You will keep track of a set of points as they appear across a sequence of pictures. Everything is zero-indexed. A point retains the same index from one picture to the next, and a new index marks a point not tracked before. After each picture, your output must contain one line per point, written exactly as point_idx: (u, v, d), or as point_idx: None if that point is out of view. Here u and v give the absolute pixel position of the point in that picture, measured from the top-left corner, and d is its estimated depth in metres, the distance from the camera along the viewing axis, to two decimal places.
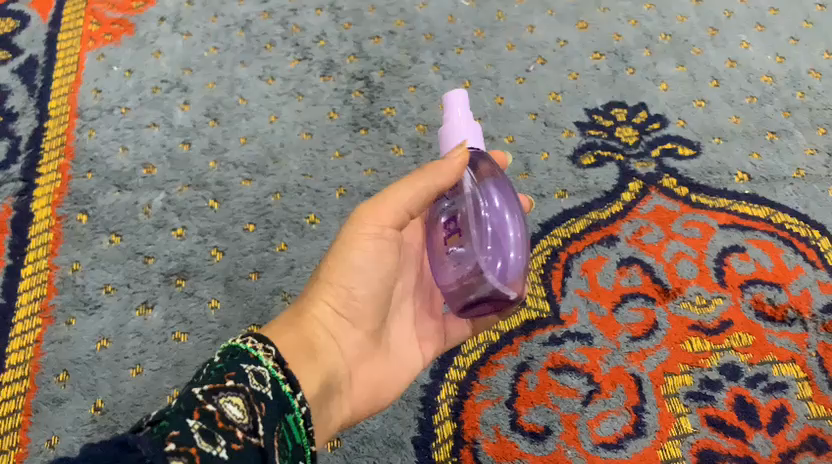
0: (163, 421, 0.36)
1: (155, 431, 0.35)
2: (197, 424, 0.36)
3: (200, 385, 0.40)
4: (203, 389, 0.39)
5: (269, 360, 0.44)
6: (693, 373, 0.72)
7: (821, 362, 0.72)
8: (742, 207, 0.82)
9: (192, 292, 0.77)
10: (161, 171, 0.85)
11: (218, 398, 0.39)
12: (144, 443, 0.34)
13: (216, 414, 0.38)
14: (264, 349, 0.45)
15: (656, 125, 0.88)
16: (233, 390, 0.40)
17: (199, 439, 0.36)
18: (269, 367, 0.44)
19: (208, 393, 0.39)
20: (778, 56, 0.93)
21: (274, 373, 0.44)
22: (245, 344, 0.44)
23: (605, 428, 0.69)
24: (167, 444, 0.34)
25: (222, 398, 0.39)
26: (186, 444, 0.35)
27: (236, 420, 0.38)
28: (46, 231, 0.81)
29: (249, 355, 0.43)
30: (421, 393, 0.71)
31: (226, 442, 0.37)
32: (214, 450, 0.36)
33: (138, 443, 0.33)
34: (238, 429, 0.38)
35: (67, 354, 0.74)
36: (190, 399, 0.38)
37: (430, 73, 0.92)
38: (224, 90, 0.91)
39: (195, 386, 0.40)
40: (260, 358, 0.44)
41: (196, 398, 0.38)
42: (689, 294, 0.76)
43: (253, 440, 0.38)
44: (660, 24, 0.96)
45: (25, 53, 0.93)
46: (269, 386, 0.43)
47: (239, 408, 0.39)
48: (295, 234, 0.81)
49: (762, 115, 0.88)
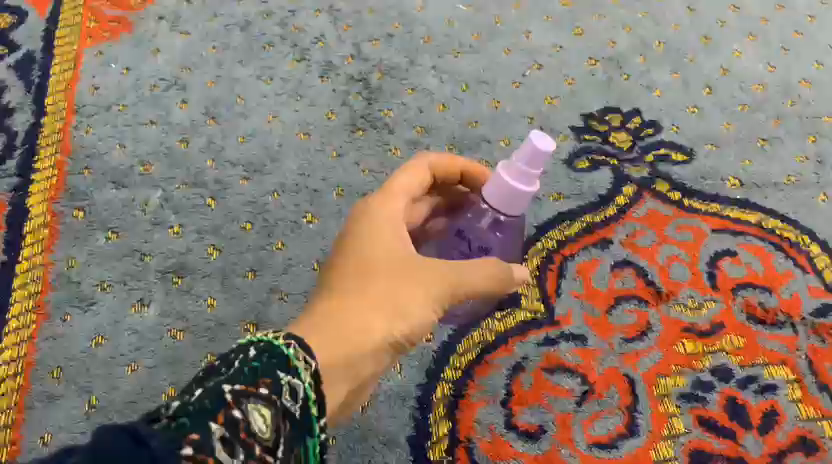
0: (185, 418, 0.36)
1: (172, 428, 0.35)
2: (220, 431, 0.36)
3: (232, 384, 0.39)
4: (234, 390, 0.38)
5: (307, 374, 0.42)
6: (686, 374, 0.73)
7: (811, 365, 0.73)
8: (734, 213, 0.83)
9: (189, 290, 0.77)
10: (159, 169, 0.85)
11: (248, 404, 0.38)
12: (159, 439, 0.33)
13: (241, 423, 0.37)
14: (304, 360, 0.43)
15: (650, 130, 0.89)
16: (264, 399, 0.39)
17: (218, 449, 0.35)
18: (306, 383, 0.42)
19: (239, 396, 0.38)
20: (770, 65, 0.94)
21: (309, 393, 0.42)
22: (287, 346, 0.42)
23: (599, 428, 0.70)
24: (184, 446, 0.34)
25: (251, 406, 0.38)
26: (204, 452, 0.34)
27: (259, 435, 0.38)
28: (42, 227, 0.80)
29: (289, 364, 0.42)
30: (416, 392, 0.71)
31: (244, 458, 0.36)
32: (229, 463, 0.36)
33: (152, 438, 0.33)
34: (258, 446, 0.37)
35: (62, 351, 0.74)
36: (218, 398, 0.37)
37: (428, 76, 0.93)
38: (223, 90, 0.91)
39: (228, 381, 0.39)
40: (299, 369, 0.42)
41: (226, 398, 0.38)
42: (682, 296, 0.77)
43: (269, 461, 0.38)
44: (656, 31, 0.97)
45: (22, 49, 0.93)
46: (299, 403, 0.41)
47: (265, 421, 0.38)
48: (292, 232, 0.81)
49: (754, 122, 0.90)
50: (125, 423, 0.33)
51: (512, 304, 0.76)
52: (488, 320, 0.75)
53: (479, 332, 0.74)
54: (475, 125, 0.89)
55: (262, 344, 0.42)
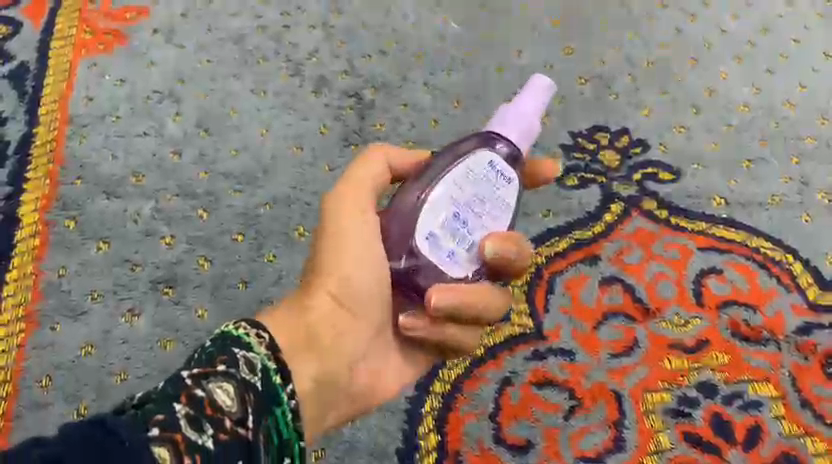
0: (149, 403, 0.38)
1: (137, 415, 0.37)
2: (184, 410, 0.39)
3: (191, 369, 0.41)
4: (194, 374, 0.41)
5: (262, 347, 0.44)
6: (672, 390, 0.74)
7: (794, 382, 0.74)
8: (719, 231, 0.84)
9: (179, 300, 0.78)
10: (152, 179, 0.85)
11: (207, 383, 0.41)
12: (123, 426, 0.36)
13: (204, 400, 0.40)
14: (256, 335, 0.45)
15: (638, 149, 0.91)
16: (224, 376, 0.41)
17: (185, 426, 0.38)
18: (262, 355, 0.44)
19: (198, 378, 0.41)
20: (755, 87, 0.96)
21: (265, 363, 0.44)
22: (238, 330, 0.45)
23: (586, 442, 0.71)
24: (151, 429, 0.37)
25: (212, 384, 0.41)
26: (171, 430, 0.37)
27: (224, 408, 0.40)
28: (32, 236, 0.80)
29: (240, 340, 0.44)
30: (406, 405, 0.72)
31: (213, 430, 0.39)
32: (199, 438, 0.38)
33: (117, 426, 0.36)
34: (226, 418, 0.39)
35: (51, 360, 0.74)
36: (179, 384, 0.40)
37: (420, 93, 0.94)
38: (216, 102, 0.92)
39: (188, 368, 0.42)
40: (253, 344, 0.44)
41: (185, 382, 0.40)
42: (669, 313, 0.78)
43: (239, 431, 0.39)
44: (644, 52, 0.99)
45: (17, 59, 0.93)
46: (259, 375, 0.43)
47: (229, 395, 0.41)
48: (284, 244, 0.82)
49: (738, 143, 0.92)
50: (93, 416, 0.36)
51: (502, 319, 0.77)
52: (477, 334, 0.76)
53: None
54: None
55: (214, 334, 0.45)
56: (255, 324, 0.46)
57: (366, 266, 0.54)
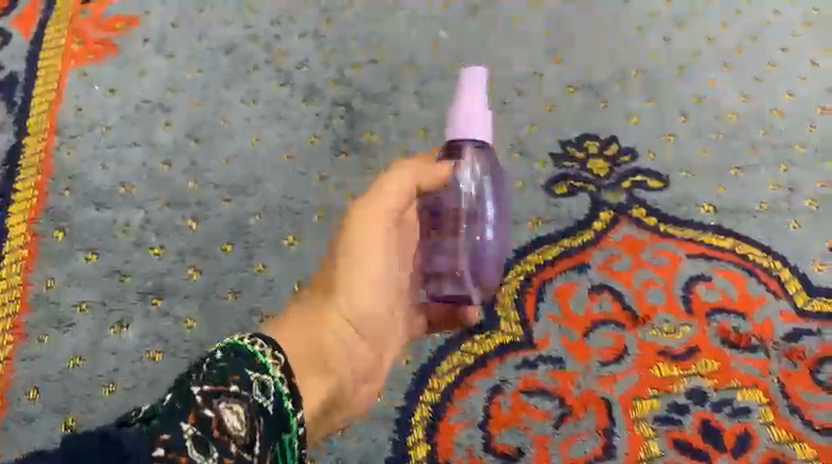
0: (156, 418, 0.40)
1: (144, 430, 0.39)
2: (191, 429, 0.41)
3: (203, 385, 0.43)
4: (206, 390, 0.43)
5: (276, 370, 0.47)
6: (661, 397, 0.74)
7: (783, 388, 0.75)
8: (708, 238, 0.85)
9: (168, 311, 0.77)
10: (141, 189, 0.85)
11: (219, 403, 0.43)
12: (130, 438, 0.38)
13: (212, 420, 0.42)
14: (272, 356, 0.48)
15: (627, 157, 0.91)
16: (235, 397, 0.44)
17: (190, 447, 0.40)
18: (276, 378, 0.47)
19: (209, 396, 0.43)
20: (743, 95, 0.97)
21: (279, 387, 0.47)
22: (252, 346, 0.48)
23: (575, 450, 0.71)
24: (157, 447, 0.39)
25: (223, 405, 0.43)
26: (176, 451, 0.39)
27: (232, 431, 0.42)
28: (21, 247, 0.80)
29: (255, 361, 0.47)
30: (396, 414, 0.72)
31: (219, 453, 0.41)
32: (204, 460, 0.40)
33: (123, 438, 0.37)
34: (232, 442, 0.42)
35: (39, 372, 0.74)
36: (191, 400, 0.42)
37: (410, 102, 0.95)
38: (207, 112, 0.92)
39: (200, 383, 0.44)
40: (267, 365, 0.47)
41: (196, 399, 0.42)
42: (658, 321, 0.78)
43: (244, 456, 0.42)
44: (633, 60, 0.99)
45: (6, 69, 0.93)
46: (270, 399, 0.46)
47: (238, 418, 0.43)
48: (274, 254, 0.81)
49: (727, 150, 0.92)
50: (99, 427, 0.37)
51: (491, 327, 0.77)
52: (467, 343, 0.76)
53: (458, 355, 0.75)
54: None
55: (230, 348, 0.47)
56: (271, 343, 0.49)
57: (362, 278, 0.62)
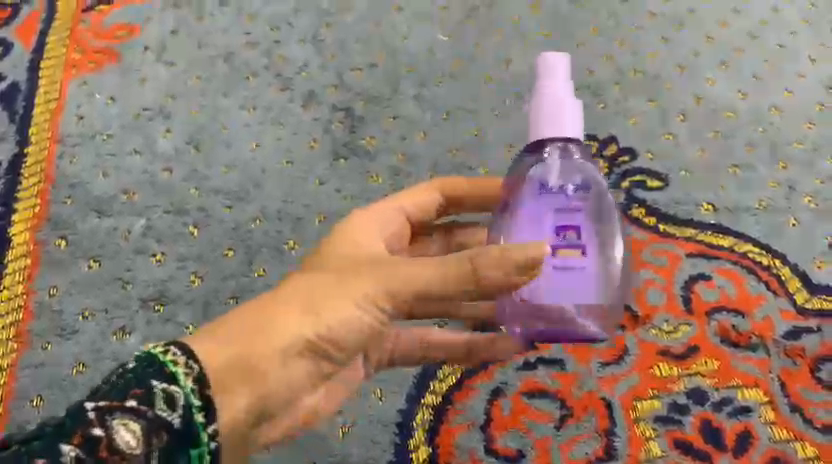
0: (36, 441, 0.45)
1: (18, 451, 0.45)
2: (72, 451, 0.45)
3: (96, 401, 0.47)
4: (98, 406, 0.46)
5: (187, 380, 0.48)
6: (662, 397, 0.74)
7: (783, 387, 0.75)
8: (707, 237, 0.85)
9: (170, 318, 0.78)
10: (142, 196, 0.86)
11: (110, 420, 0.46)
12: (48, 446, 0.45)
13: (101, 440, 0.46)
14: (185, 366, 0.49)
15: (626, 158, 0.92)
16: (128, 410, 0.47)
17: None
18: (186, 390, 0.48)
19: (103, 412, 0.46)
20: (741, 93, 0.97)
21: (190, 400, 0.48)
22: (166, 355, 0.49)
23: (576, 452, 0.71)
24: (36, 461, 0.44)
25: (116, 421, 0.46)
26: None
27: (124, 449, 0.46)
28: (24, 256, 0.81)
29: (166, 371, 0.48)
30: (397, 417, 0.72)
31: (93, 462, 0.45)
32: None
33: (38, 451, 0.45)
34: (120, 455, 0.46)
35: (43, 379, 0.75)
36: (77, 417, 0.46)
37: (410, 105, 0.95)
38: (206, 118, 0.92)
39: (98, 398, 0.47)
40: (177, 375, 0.48)
41: (87, 416, 0.46)
42: (658, 320, 0.79)
43: None
44: (632, 60, 1.00)
45: (8, 79, 0.94)
46: (177, 411, 0.48)
47: (131, 433, 0.46)
48: (274, 259, 0.82)
49: (725, 149, 0.93)
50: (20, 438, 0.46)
51: None
52: None
53: None
54: (455, 153, 0.92)
55: (144, 356, 0.49)
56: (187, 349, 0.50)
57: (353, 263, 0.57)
